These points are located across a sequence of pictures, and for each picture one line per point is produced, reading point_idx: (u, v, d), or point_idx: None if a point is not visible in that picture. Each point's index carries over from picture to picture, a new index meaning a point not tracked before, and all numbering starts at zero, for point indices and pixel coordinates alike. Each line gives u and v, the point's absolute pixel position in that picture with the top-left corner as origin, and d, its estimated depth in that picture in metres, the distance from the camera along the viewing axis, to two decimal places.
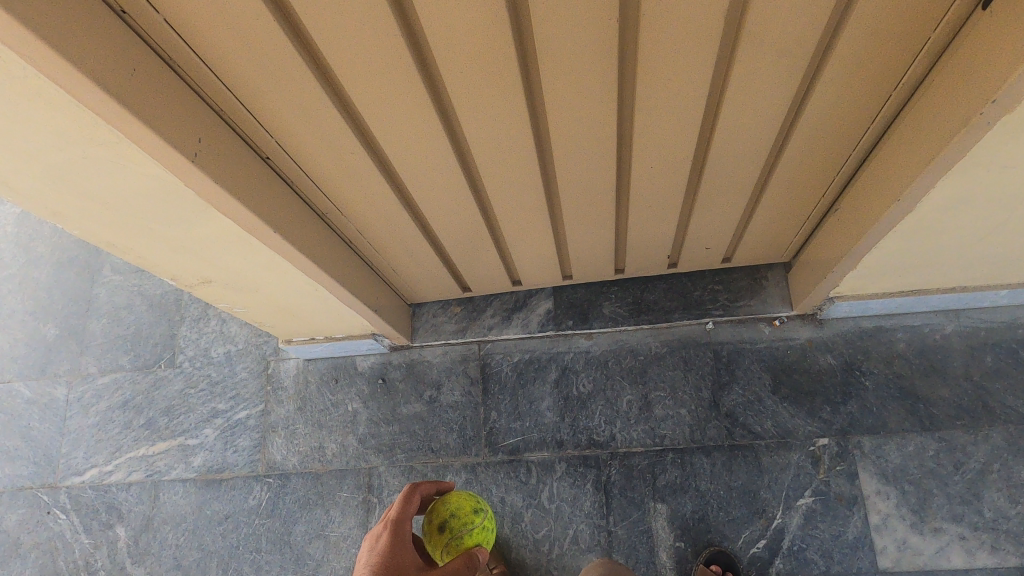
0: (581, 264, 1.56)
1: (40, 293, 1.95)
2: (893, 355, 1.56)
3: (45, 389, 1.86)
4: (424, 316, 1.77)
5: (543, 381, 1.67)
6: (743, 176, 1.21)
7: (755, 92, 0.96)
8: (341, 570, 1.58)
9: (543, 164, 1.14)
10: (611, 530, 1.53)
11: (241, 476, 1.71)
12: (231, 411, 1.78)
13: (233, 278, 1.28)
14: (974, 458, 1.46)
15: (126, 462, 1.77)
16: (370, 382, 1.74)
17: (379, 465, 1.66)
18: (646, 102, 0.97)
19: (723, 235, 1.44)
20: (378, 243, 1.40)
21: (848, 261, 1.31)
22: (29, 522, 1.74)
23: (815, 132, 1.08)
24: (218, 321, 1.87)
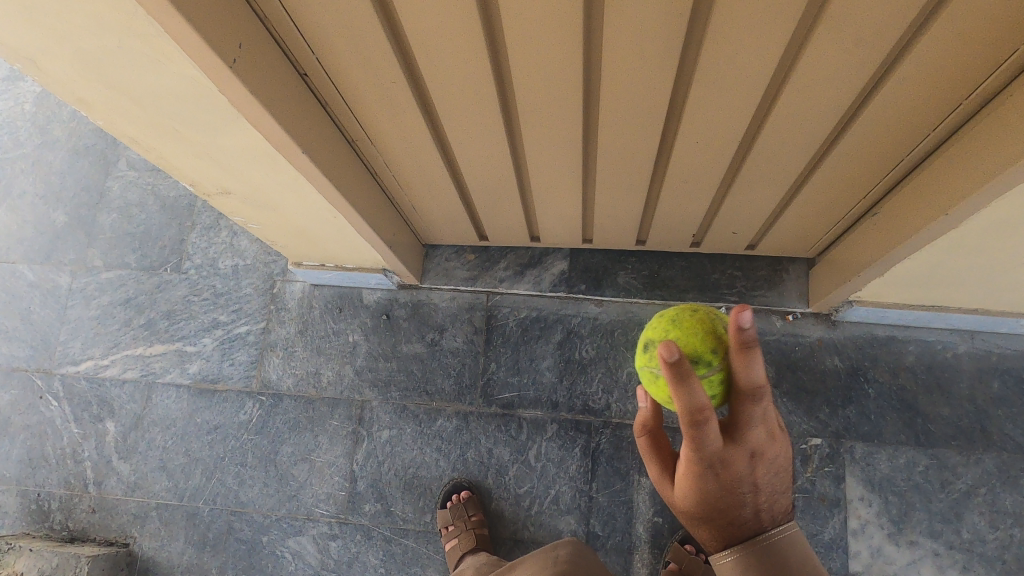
0: (604, 229, 1.53)
1: (53, 178, 1.91)
2: (900, 367, 1.55)
3: (49, 276, 1.85)
4: (436, 258, 1.74)
5: (546, 341, 1.66)
6: (788, 165, 1.17)
7: (820, 82, 0.92)
8: (321, 496, 1.62)
9: (586, 124, 1.10)
10: (592, 496, 1.55)
11: (234, 390, 1.71)
12: (233, 324, 1.77)
13: (254, 193, 1.25)
14: (962, 479, 1.47)
15: (122, 359, 1.77)
16: (373, 316, 1.73)
17: (372, 400, 1.67)
18: (705, 76, 0.93)
19: (753, 222, 1.41)
20: (403, 179, 1.36)
21: (877, 267, 1.28)
22: (21, 404, 1.76)
23: (871, 132, 1.04)
24: (230, 233, 1.84)
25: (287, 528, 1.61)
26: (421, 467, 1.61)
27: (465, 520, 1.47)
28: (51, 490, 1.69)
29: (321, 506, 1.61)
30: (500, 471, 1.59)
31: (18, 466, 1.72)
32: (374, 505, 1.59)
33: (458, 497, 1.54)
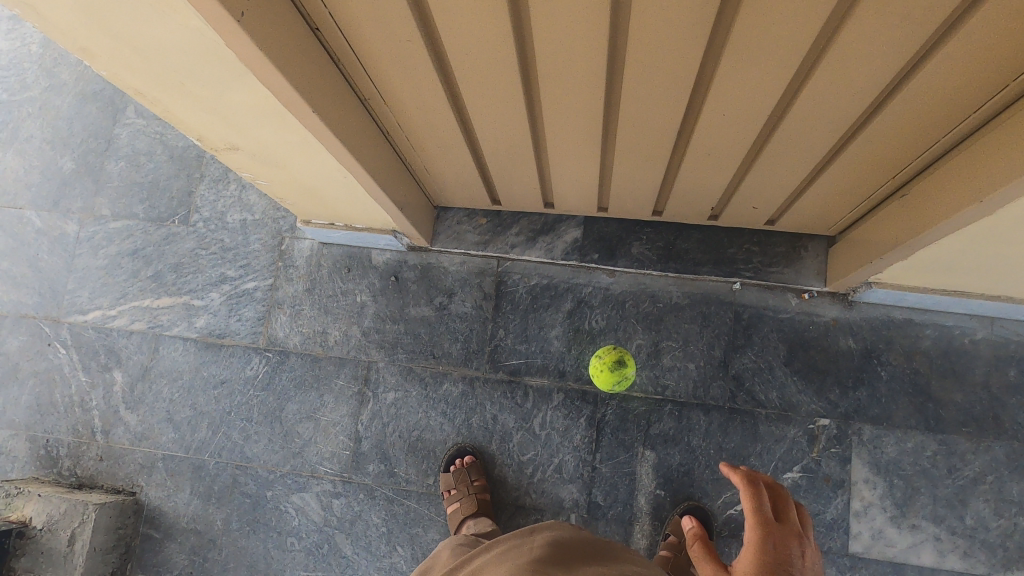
0: (621, 199, 1.49)
1: (60, 123, 1.88)
2: (915, 350, 1.52)
3: (56, 223, 1.83)
4: (447, 221, 1.70)
5: (556, 309, 1.64)
6: (816, 142, 1.12)
7: (858, 58, 0.87)
8: (326, 454, 1.63)
9: (608, 91, 1.06)
10: (595, 466, 1.55)
11: (241, 346, 1.71)
12: (240, 279, 1.76)
13: (263, 150, 1.22)
14: (970, 466, 1.46)
15: (129, 310, 1.77)
16: (382, 277, 1.71)
17: (379, 361, 1.66)
18: (736, 47, 0.88)
19: (775, 197, 1.36)
20: (416, 139, 1.32)
21: (900, 251, 1.24)
22: (29, 350, 1.76)
23: (908, 111, 0.99)
24: (238, 187, 1.81)
25: (291, 484, 1.62)
26: (426, 430, 1.62)
27: (467, 484, 1.48)
28: (59, 436, 1.71)
29: (326, 464, 1.62)
30: (504, 438, 1.59)
31: (27, 412, 1.74)
32: (377, 466, 1.61)
33: (462, 461, 1.54)
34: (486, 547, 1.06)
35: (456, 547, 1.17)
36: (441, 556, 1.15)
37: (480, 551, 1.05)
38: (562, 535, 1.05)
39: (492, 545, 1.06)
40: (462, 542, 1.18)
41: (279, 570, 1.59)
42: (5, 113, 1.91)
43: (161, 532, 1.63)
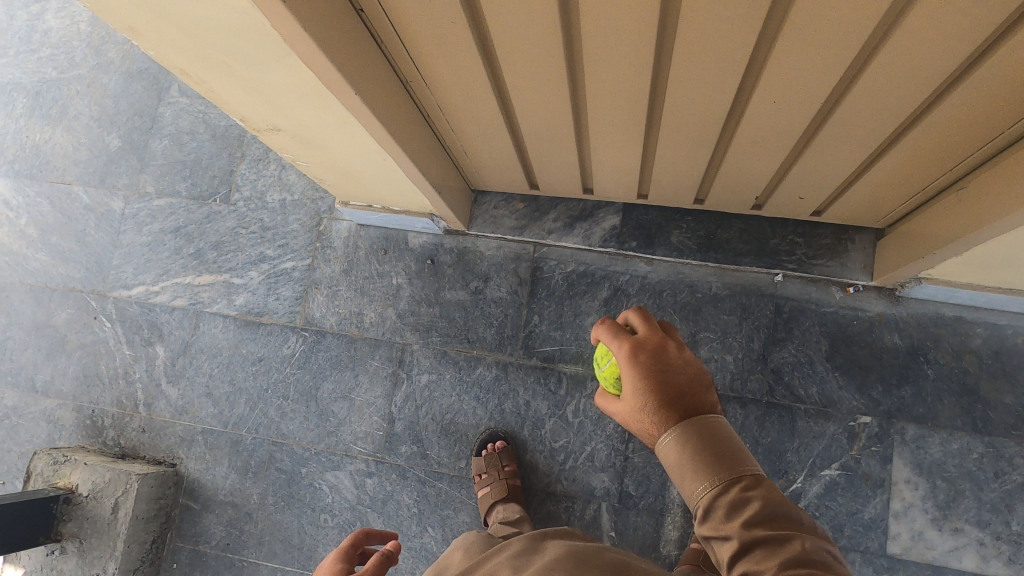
0: (662, 186, 1.46)
1: (107, 100, 1.91)
2: (965, 349, 1.47)
3: (103, 199, 1.87)
4: (484, 205, 1.69)
5: (592, 297, 1.62)
6: (871, 131, 1.08)
7: (924, 43, 0.83)
8: (360, 434, 1.65)
9: (655, 76, 1.03)
10: (628, 456, 1.54)
11: (279, 324, 1.73)
12: (279, 259, 1.77)
13: (304, 131, 1.22)
14: (1019, 471, 1.41)
15: (172, 287, 1.80)
16: (418, 260, 1.71)
17: (413, 343, 1.67)
18: (792, 31, 0.85)
19: (822, 187, 1.32)
20: (456, 123, 1.31)
21: (955, 247, 1.19)
22: (77, 323, 1.82)
23: (973, 100, 0.94)
24: (278, 167, 1.82)
25: (326, 462, 1.65)
26: (458, 414, 1.62)
27: (499, 469, 1.49)
28: (104, 407, 1.77)
29: (359, 444, 1.64)
30: (537, 424, 1.59)
31: (74, 382, 1.79)
32: (410, 447, 1.62)
33: (493, 446, 1.54)
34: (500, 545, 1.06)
35: (472, 544, 1.17)
36: (456, 554, 1.15)
37: (491, 550, 1.05)
38: (574, 543, 1.02)
39: (503, 544, 1.07)
40: (477, 539, 1.19)
41: (312, 545, 1.62)
42: (55, 90, 1.95)
43: (199, 504, 1.68)
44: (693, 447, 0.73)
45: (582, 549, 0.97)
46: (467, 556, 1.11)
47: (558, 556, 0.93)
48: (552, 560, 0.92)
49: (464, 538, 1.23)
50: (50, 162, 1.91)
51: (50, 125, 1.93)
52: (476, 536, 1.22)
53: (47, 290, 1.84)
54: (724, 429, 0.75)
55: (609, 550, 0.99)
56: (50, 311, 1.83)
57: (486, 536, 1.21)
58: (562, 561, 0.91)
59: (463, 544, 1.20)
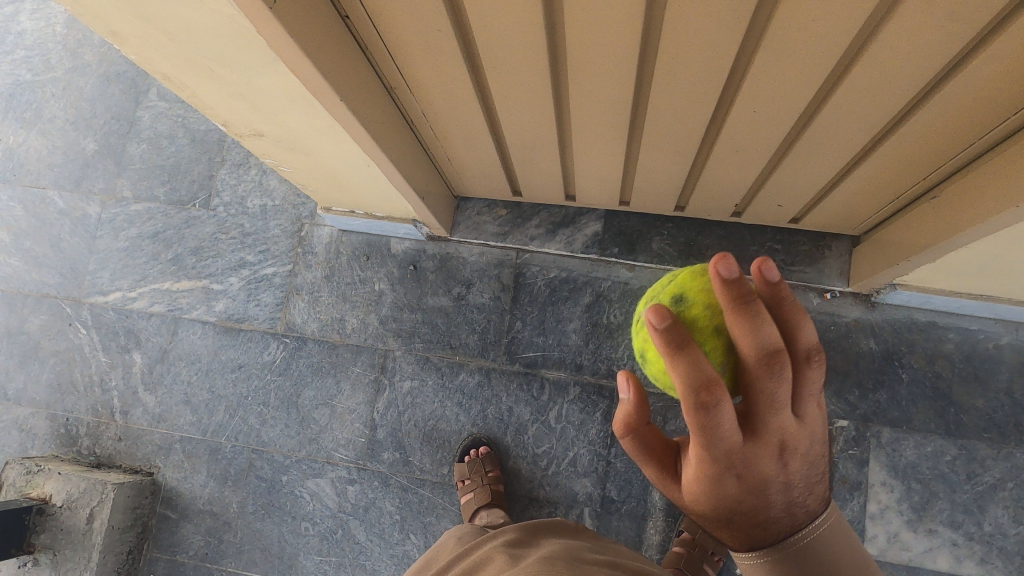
0: (644, 193, 1.48)
1: (84, 103, 1.88)
2: (937, 354, 1.50)
3: (78, 204, 1.84)
4: (467, 211, 1.69)
5: (574, 303, 1.63)
6: (848, 139, 1.10)
7: (900, 54, 0.85)
8: (341, 441, 1.64)
9: (638, 84, 1.04)
10: (610, 461, 1.55)
11: (259, 330, 1.72)
12: (259, 264, 1.76)
13: (287, 136, 1.21)
14: (990, 472, 1.44)
15: (149, 293, 1.78)
16: (401, 266, 1.71)
17: (396, 349, 1.67)
18: (773, 42, 0.86)
19: (800, 195, 1.35)
20: (440, 129, 1.31)
21: (930, 253, 1.22)
22: (51, 329, 1.78)
23: (946, 110, 0.97)
24: (259, 171, 1.81)
25: (306, 469, 1.63)
26: (441, 420, 1.62)
27: (481, 475, 1.49)
28: (79, 416, 1.73)
29: (341, 451, 1.63)
30: (519, 430, 1.59)
31: (48, 390, 1.76)
32: (392, 454, 1.61)
33: (477, 452, 1.55)
34: (490, 536, 1.07)
35: (463, 535, 1.16)
36: (447, 546, 1.14)
37: (481, 541, 1.06)
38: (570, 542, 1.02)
39: (496, 534, 1.08)
40: (468, 530, 1.18)
41: (293, 553, 1.60)
42: (29, 93, 1.91)
43: (177, 513, 1.65)
44: (780, 565, 0.85)
45: (574, 546, 0.99)
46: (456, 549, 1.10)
47: (553, 549, 0.95)
48: (544, 551, 0.93)
49: (456, 529, 1.22)
50: (23, 165, 1.88)
51: (24, 128, 1.90)
52: (468, 528, 1.21)
53: (20, 296, 1.81)
54: (824, 547, 0.85)
55: (598, 547, 1.01)
56: (22, 318, 1.80)
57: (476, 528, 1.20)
58: (556, 552, 0.92)
59: (454, 535, 1.19)
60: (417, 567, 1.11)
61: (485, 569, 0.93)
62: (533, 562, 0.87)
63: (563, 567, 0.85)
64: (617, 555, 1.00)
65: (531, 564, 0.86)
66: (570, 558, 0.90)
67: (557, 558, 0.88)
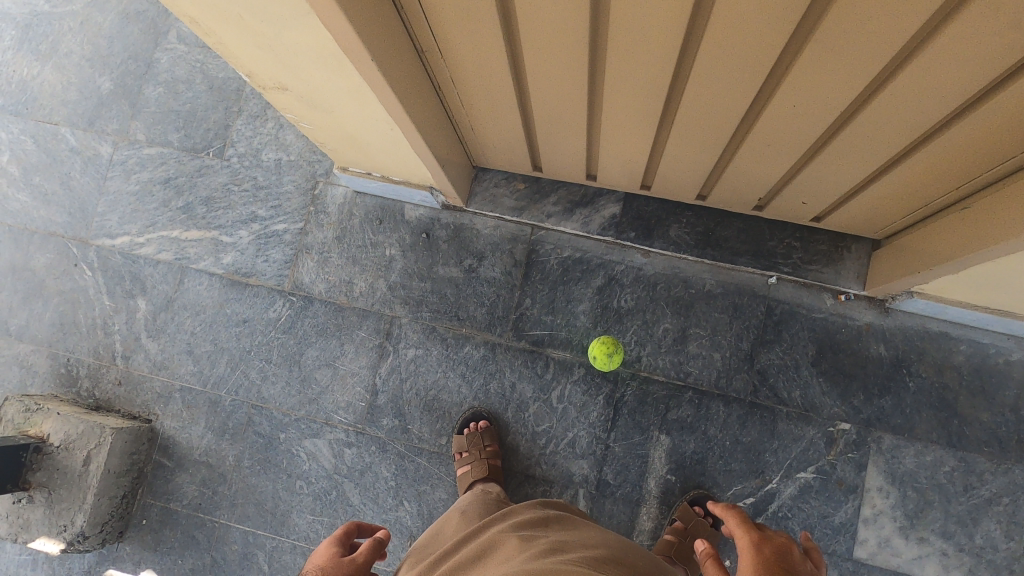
0: (667, 179, 1.45)
1: (101, 41, 1.84)
2: (947, 365, 1.49)
3: (91, 143, 1.81)
4: (485, 182, 1.66)
5: (586, 284, 1.61)
6: (885, 142, 1.07)
7: (956, 58, 0.81)
8: (342, 403, 1.63)
9: (676, 70, 1.01)
10: (609, 445, 1.55)
11: (266, 287, 1.70)
12: (271, 220, 1.74)
13: (311, 92, 1.18)
14: (987, 486, 1.44)
15: (157, 240, 1.76)
16: (413, 233, 1.68)
17: (402, 317, 1.66)
18: (821, 40, 0.84)
19: (826, 194, 1.32)
20: (467, 97, 1.28)
21: (953, 264, 1.20)
22: (57, 269, 1.77)
23: (993, 121, 0.93)
24: (276, 125, 1.78)
25: (305, 429, 1.63)
26: (443, 391, 1.62)
27: (480, 448, 1.49)
28: (80, 357, 1.73)
29: (340, 413, 1.63)
30: (520, 407, 1.59)
31: (50, 329, 1.75)
32: (391, 421, 1.61)
33: (476, 426, 1.55)
34: (504, 515, 1.07)
35: (469, 507, 1.19)
36: (454, 517, 1.17)
37: (495, 519, 1.06)
38: (580, 525, 1.03)
39: (507, 512, 1.09)
40: (474, 502, 1.21)
41: (286, 510, 1.61)
42: (46, 25, 1.87)
43: (173, 462, 1.66)
44: None
45: (589, 537, 0.97)
46: (463, 525, 1.13)
47: (565, 534, 0.95)
48: (560, 541, 0.91)
49: (461, 500, 1.25)
50: (36, 99, 1.84)
51: (39, 61, 1.86)
52: (472, 500, 1.23)
53: (27, 233, 1.79)
54: None
55: (619, 541, 0.99)
56: (28, 255, 1.78)
57: (481, 500, 1.23)
58: (570, 540, 0.93)
59: (461, 506, 1.21)
60: (424, 538, 1.13)
61: (498, 549, 0.93)
62: (547, 554, 0.85)
63: (580, 563, 0.83)
64: (634, 550, 0.98)
65: (547, 556, 0.84)
66: (585, 548, 0.90)
67: (571, 548, 0.89)
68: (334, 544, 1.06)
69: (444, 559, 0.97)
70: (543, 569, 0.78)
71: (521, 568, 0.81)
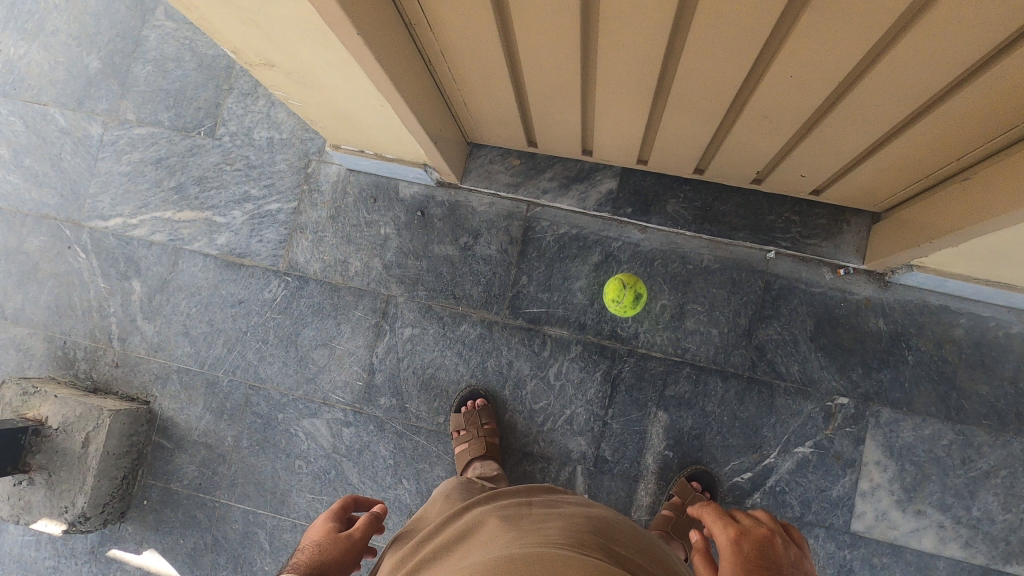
0: (663, 153, 1.42)
1: (88, 18, 1.80)
2: (946, 338, 1.48)
3: (80, 124, 1.79)
4: (480, 158, 1.64)
5: (583, 261, 1.60)
6: (883, 115, 1.05)
7: (956, 26, 0.79)
8: (339, 383, 1.63)
9: (671, 42, 0.99)
10: (607, 422, 1.55)
11: (261, 267, 1.69)
12: (264, 199, 1.72)
13: (300, 68, 1.16)
14: (985, 459, 1.44)
15: (150, 221, 1.74)
16: (408, 211, 1.67)
17: (398, 296, 1.65)
18: (819, 10, 0.81)
19: (824, 167, 1.30)
20: (458, 72, 1.25)
21: (953, 238, 1.19)
22: (51, 252, 1.76)
23: (994, 91, 0.91)
24: (267, 103, 1.75)
25: (303, 409, 1.63)
26: (440, 369, 1.62)
27: (478, 427, 1.49)
28: (77, 340, 1.73)
29: (338, 393, 1.63)
30: (518, 385, 1.59)
31: (46, 312, 1.74)
32: (389, 400, 1.61)
33: (473, 404, 1.55)
34: (489, 499, 1.07)
35: (452, 492, 1.18)
36: (438, 501, 1.16)
37: (481, 503, 1.06)
38: (565, 502, 1.03)
39: (491, 495, 1.09)
40: (457, 487, 1.20)
41: (285, 490, 1.62)
42: (31, 4, 1.83)
43: (172, 443, 1.66)
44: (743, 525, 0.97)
45: (575, 512, 0.97)
46: (447, 509, 1.11)
47: (549, 514, 0.95)
48: (543, 519, 0.92)
49: (444, 484, 1.23)
50: (24, 79, 1.81)
51: (25, 40, 1.83)
52: (455, 484, 1.22)
53: (20, 215, 1.77)
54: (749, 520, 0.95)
55: (607, 517, 0.98)
56: (21, 238, 1.77)
57: (463, 485, 1.22)
58: (552, 519, 0.92)
59: (444, 491, 1.20)
60: (408, 521, 1.13)
61: (480, 532, 0.93)
62: (529, 534, 0.85)
63: (563, 541, 0.83)
64: (621, 526, 0.98)
65: (528, 537, 0.84)
66: (568, 526, 0.90)
67: (553, 528, 0.88)
68: (331, 518, 1.10)
69: (428, 542, 0.97)
70: (521, 550, 0.78)
71: (502, 548, 0.81)
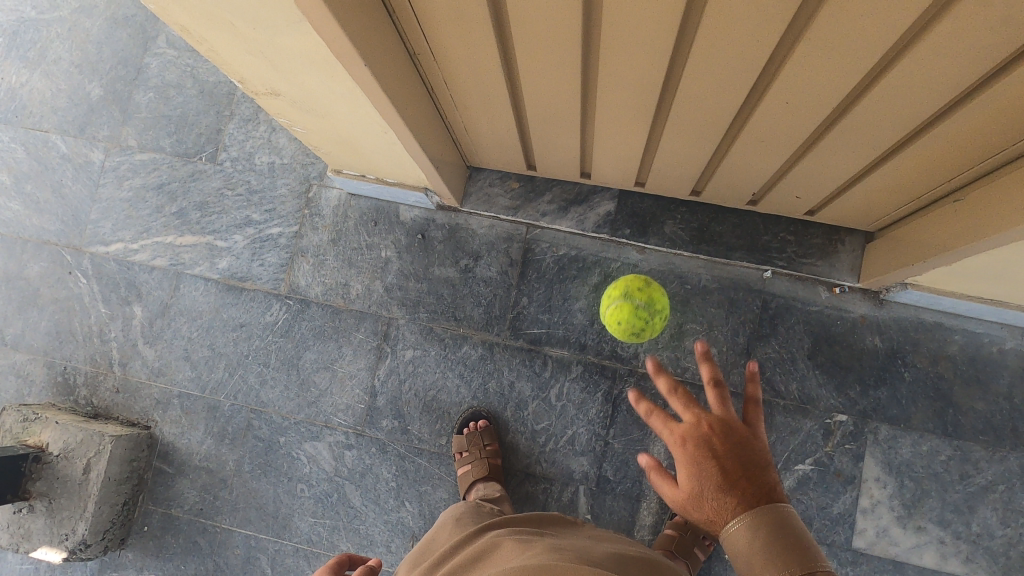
0: (661, 175, 1.45)
1: (90, 46, 1.83)
2: (941, 355, 1.50)
3: (82, 150, 1.80)
4: (480, 181, 1.66)
5: (582, 282, 1.62)
6: (877, 137, 1.08)
7: (946, 54, 0.82)
8: (341, 406, 1.64)
9: (670, 68, 1.02)
10: (608, 441, 1.56)
11: (262, 291, 1.70)
12: (265, 224, 1.73)
13: (304, 96, 1.18)
14: (982, 474, 1.46)
15: (152, 246, 1.75)
16: (409, 234, 1.68)
17: (399, 318, 1.66)
18: (815, 39, 0.85)
19: (820, 188, 1.32)
20: (460, 98, 1.28)
21: (947, 256, 1.21)
22: (51, 277, 1.76)
23: (983, 115, 0.94)
24: (268, 129, 1.77)
25: (305, 432, 1.64)
26: (441, 391, 1.62)
27: (480, 448, 1.50)
28: (77, 365, 1.73)
29: (339, 416, 1.63)
30: (520, 406, 1.60)
31: (46, 337, 1.74)
32: (391, 422, 1.62)
33: (475, 425, 1.55)
34: (501, 524, 1.08)
35: (463, 516, 1.19)
36: (448, 525, 1.16)
37: (494, 526, 1.07)
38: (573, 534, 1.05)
39: (504, 522, 1.10)
40: (468, 511, 1.20)
41: (287, 514, 1.61)
42: (33, 32, 1.85)
43: (173, 468, 1.66)
44: None
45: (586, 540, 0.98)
46: (457, 531, 1.12)
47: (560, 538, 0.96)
48: (557, 542, 0.93)
49: (454, 509, 1.24)
50: (26, 107, 1.83)
51: (27, 68, 1.84)
52: (467, 508, 1.23)
53: (21, 241, 1.78)
54: None
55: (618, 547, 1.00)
56: (22, 264, 1.77)
57: (475, 508, 1.23)
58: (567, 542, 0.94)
59: (456, 514, 1.20)
60: (419, 546, 1.14)
61: (494, 553, 0.94)
62: (546, 552, 0.87)
63: (578, 559, 0.84)
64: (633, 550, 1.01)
65: (543, 554, 0.86)
66: (582, 548, 0.91)
67: (568, 548, 0.90)
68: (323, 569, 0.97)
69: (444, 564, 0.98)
70: (540, 563, 0.80)
71: (519, 565, 0.82)
